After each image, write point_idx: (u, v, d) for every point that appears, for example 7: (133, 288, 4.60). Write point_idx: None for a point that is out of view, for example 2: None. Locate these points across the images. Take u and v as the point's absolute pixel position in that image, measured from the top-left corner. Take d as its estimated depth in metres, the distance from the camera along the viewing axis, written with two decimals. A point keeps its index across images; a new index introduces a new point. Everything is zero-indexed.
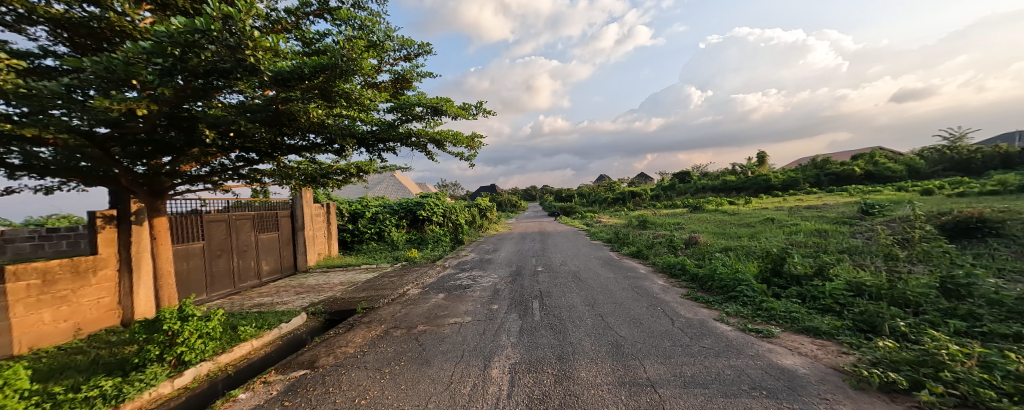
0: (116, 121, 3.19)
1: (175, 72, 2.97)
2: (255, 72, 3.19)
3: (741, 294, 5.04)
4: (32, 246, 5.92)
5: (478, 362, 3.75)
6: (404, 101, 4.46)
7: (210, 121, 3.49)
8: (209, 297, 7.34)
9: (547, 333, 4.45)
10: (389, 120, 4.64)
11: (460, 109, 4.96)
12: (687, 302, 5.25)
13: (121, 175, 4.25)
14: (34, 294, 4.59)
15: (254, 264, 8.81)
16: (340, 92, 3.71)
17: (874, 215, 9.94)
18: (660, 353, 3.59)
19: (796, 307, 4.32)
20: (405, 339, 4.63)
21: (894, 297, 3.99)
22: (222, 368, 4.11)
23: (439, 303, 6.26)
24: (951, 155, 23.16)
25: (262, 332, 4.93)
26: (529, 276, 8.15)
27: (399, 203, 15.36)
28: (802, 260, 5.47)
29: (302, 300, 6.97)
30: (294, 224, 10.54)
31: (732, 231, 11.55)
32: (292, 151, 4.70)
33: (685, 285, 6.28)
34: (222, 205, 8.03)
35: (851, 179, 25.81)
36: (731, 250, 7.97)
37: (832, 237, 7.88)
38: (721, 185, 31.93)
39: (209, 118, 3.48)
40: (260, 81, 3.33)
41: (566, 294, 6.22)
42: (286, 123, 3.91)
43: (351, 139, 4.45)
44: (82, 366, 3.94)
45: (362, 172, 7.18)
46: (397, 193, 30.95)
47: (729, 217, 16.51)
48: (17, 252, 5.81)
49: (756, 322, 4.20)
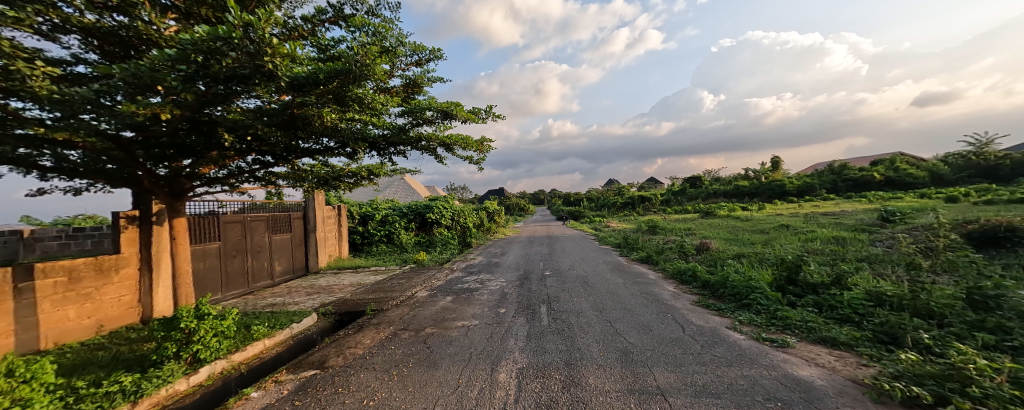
0: (141, 125, 3.29)
1: (197, 78, 3.03)
2: (273, 78, 3.27)
3: (754, 302, 4.92)
4: (59, 244, 6.19)
5: (485, 366, 3.74)
6: (414, 106, 4.47)
7: (228, 125, 3.55)
8: (223, 297, 7.50)
9: (555, 338, 4.42)
10: (399, 124, 4.66)
11: (469, 113, 4.94)
12: (698, 310, 5.17)
13: (144, 176, 4.40)
14: (60, 291, 4.79)
15: (268, 264, 8.99)
16: (353, 100, 3.76)
17: (895, 223, 9.63)
18: (671, 361, 3.53)
19: (813, 316, 4.21)
20: (414, 341, 4.66)
21: (917, 308, 3.86)
22: (235, 366, 4.19)
23: (447, 306, 6.27)
24: (977, 162, 22.40)
25: (275, 332, 5.00)
26: (537, 280, 8.11)
27: (409, 205, 15.51)
28: (818, 269, 5.33)
29: (312, 301, 7.06)
30: (306, 225, 10.72)
31: (745, 237, 11.30)
32: (307, 155, 4.79)
33: (697, 292, 6.16)
34: (237, 207, 8.22)
35: (870, 186, 25.15)
36: (744, 257, 7.83)
37: (850, 245, 7.66)
38: (733, 191, 31.42)
39: (226, 122, 3.53)
40: (277, 87, 3.40)
41: (574, 299, 6.18)
42: (301, 127, 3.97)
43: (364, 143, 4.51)
44: (104, 361, 4.07)
45: (372, 175, 7.30)
46: (407, 196, 31.37)
47: (742, 222, 16.25)
48: (46, 250, 6.11)
49: (770, 331, 4.09)
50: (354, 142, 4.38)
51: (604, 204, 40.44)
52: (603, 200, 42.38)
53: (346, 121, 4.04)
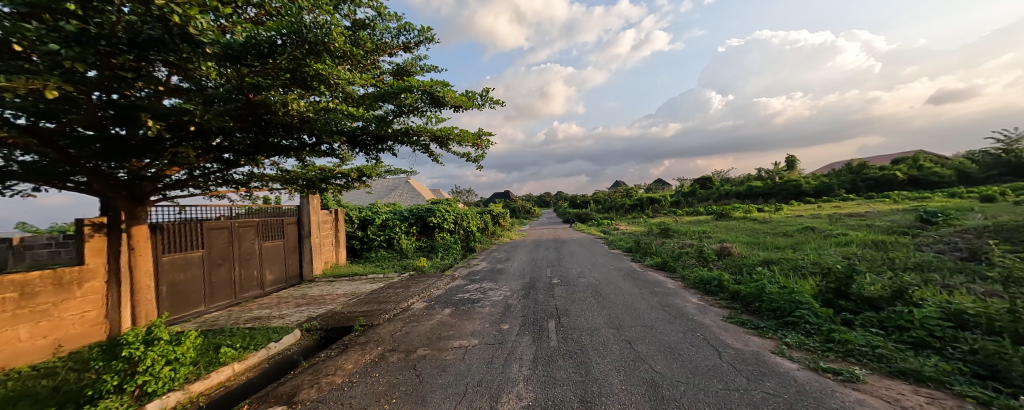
0: (58, 113, 2.67)
1: (90, 40, 2.42)
2: (200, 43, 2.64)
3: (801, 320, 4.17)
4: (49, 252, 5.59)
5: (483, 404, 3.08)
6: (393, 89, 3.74)
7: (156, 112, 2.85)
8: (207, 309, 6.98)
9: (566, 364, 3.76)
10: (381, 114, 3.91)
11: (464, 97, 4.25)
12: (732, 328, 4.48)
13: (96, 178, 3.79)
14: (10, 308, 4.22)
15: (257, 273, 8.43)
16: (313, 78, 3.23)
17: (939, 225, 8.85)
18: (713, 401, 2.84)
19: (880, 341, 3.51)
20: (403, 367, 4.02)
21: (1018, 333, 3.14)
22: (193, 398, 3.56)
23: (444, 321, 5.64)
24: (1008, 159, 21.36)
25: (247, 355, 4.37)
26: (544, 290, 7.44)
27: (410, 209, 14.95)
28: (873, 279, 4.61)
29: (299, 314, 6.46)
30: (301, 231, 10.18)
31: (768, 241, 10.51)
32: (282, 153, 4.20)
33: (726, 305, 5.46)
34: (224, 212, 7.70)
35: (893, 185, 24.14)
36: (774, 263, 7.10)
37: (894, 251, 6.91)
38: (746, 191, 30.45)
39: (156, 108, 2.84)
40: (215, 61, 2.80)
41: (585, 313, 5.51)
42: (264, 117, 3.36)
43: (342, 138, 3.87)
44: (41, 393, 3.48)
45: (364, 176, 6.73)
46: (411, 199, 30.93)
47: (761, 224, 15.46)
48: (36, 259, 5.42)
49: (828, 359, 3.39)
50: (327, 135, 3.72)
51: (611, 205, 39.59)
52: (611, 202, 41.52)
53: (314, 111, 3.51)
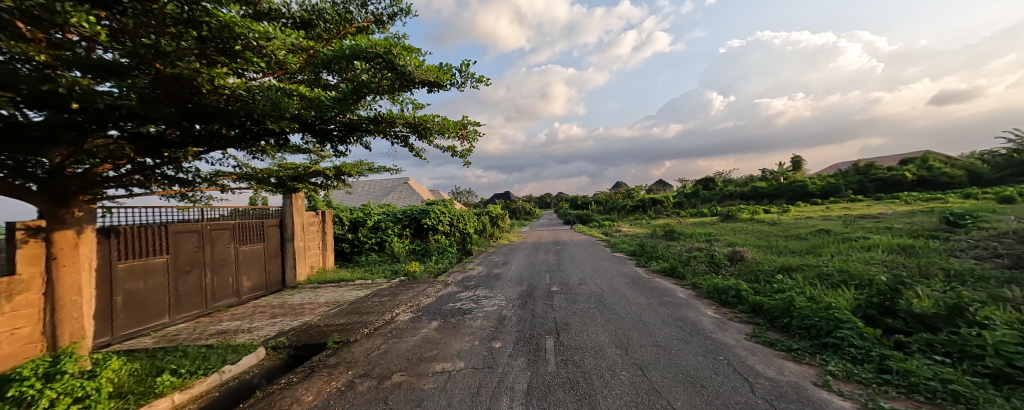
0: None
1: None
2: None
3: (843, 342, 3.52)
4: None
5: None
6: (333, 54, 3.00)
7: (26, 83, 2.17)
8: (171, 321, 6.35)
9: (566, 398, 3.12)
10: (338, 95, 3.15)
11: (439, 70, 3.46)
12: (759, 350, 3.84)
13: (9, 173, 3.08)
14: None
15: (232, 280, 7.81)
16: (222, 36, 2.62)
17: (968, 228, 8.21)
18: None
19: (949, 372, 2.87)
20: (372, 399, 3.37)
21: None
22: None
23: (429, 337, 5.00)
24: (1022, 159, 20.77)
25: (192, 382, 3.71)
26: (542, 298, 6.81)
27: (403, 210, 14.33)
28: (922, 293, 3.96)
29: (270, 328, 5.84)
30: (283, 233, 9.57)
31: (782, 244, 9.87)
32: (230, 146, 3.56)
33: (747, 319, 4.82)
34: (194, 214, 7.06)
35: (901, 186, 23.56)
36: (795, 270, 6.47)
37: (927, 256, 6.28)
38: (751, 192, 29.76)
39: (24, 77, 2.16)
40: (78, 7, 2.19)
41: (588, 328, 4.88)
42: (190, 97, 2.73)
43: (295, 125, 3.26)
44: None
45: (342, 174, 6.13)
46: (409, 200, 30.29)
47: (770, 226, 14.82)
48: None
49: (889, 397, 2.75)
50: (272, 123, 3.09)
51: (613, 206, 38.93)
52: (612, 203, 40.82)
53: (249, 89, 2.83)
